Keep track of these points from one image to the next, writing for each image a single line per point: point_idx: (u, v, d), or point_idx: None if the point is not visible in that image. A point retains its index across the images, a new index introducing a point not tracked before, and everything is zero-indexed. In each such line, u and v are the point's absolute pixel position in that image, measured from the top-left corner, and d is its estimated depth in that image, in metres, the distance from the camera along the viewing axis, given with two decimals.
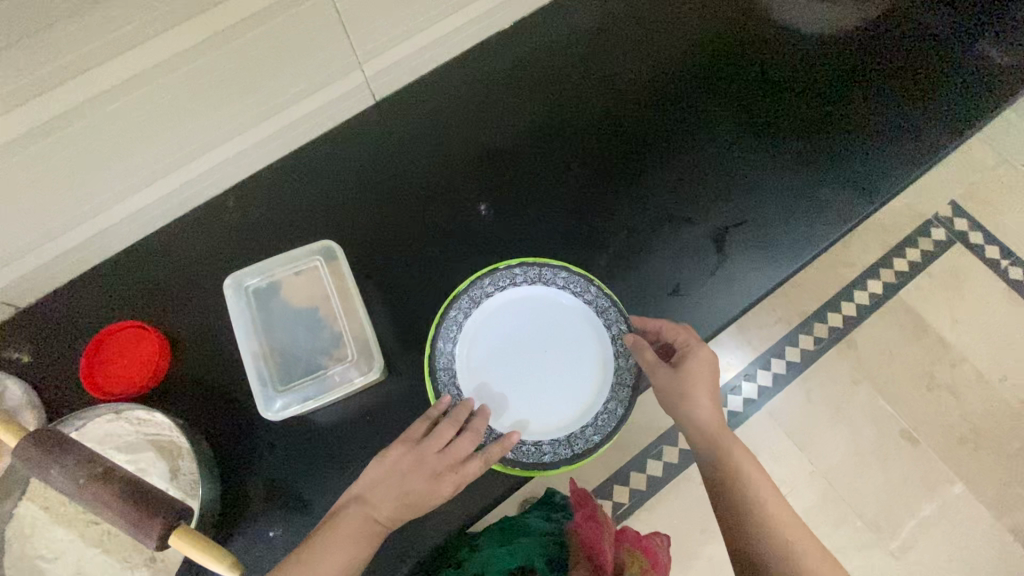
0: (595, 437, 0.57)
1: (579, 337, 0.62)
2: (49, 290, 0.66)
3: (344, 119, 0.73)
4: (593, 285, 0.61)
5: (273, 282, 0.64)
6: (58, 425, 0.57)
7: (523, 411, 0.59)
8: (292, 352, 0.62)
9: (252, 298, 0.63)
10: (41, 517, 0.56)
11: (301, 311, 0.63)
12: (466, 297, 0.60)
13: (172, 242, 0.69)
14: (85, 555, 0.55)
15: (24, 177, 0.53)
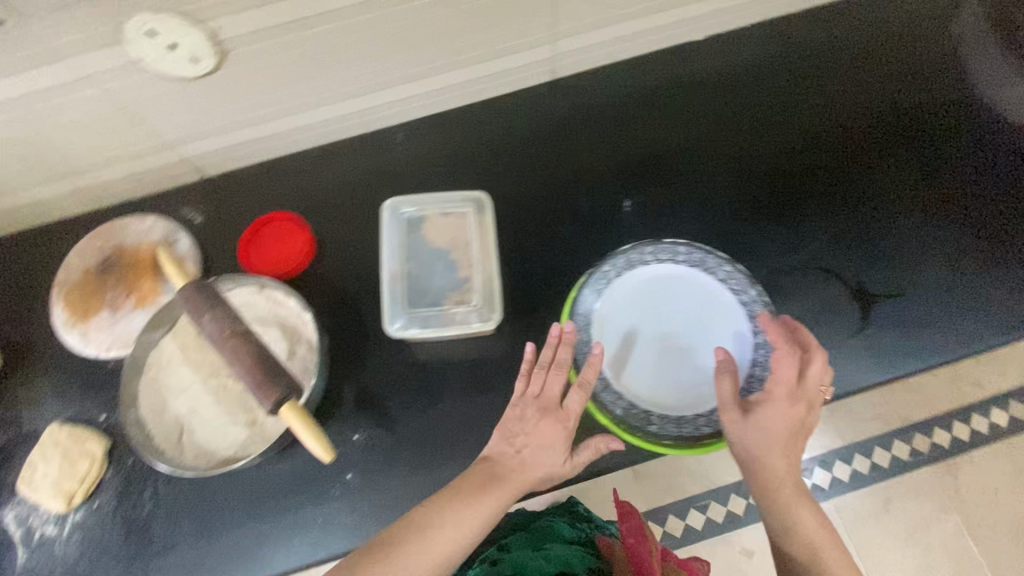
0: (705, 429, 0.55)
1: (723, 330, 0.58)
2: (231, 168, 0.75)
3: (520, 87, 0.76)
4: (756, 288, 0.58)
5: (427, 213, 0.67)
6: (215, 282, 0.64)
7: (642, 382, 0.57)
8: (422, 281, 0.64)
9: (402, 223, 0.66)
10: (176, 354, 0.63)
11: (440, 248, 0.66)
12: (623, 257, 0.61)
13: (339, 157, 0.76)
14: (200, 399, 0.62)
15: (254, 65, 0.60)
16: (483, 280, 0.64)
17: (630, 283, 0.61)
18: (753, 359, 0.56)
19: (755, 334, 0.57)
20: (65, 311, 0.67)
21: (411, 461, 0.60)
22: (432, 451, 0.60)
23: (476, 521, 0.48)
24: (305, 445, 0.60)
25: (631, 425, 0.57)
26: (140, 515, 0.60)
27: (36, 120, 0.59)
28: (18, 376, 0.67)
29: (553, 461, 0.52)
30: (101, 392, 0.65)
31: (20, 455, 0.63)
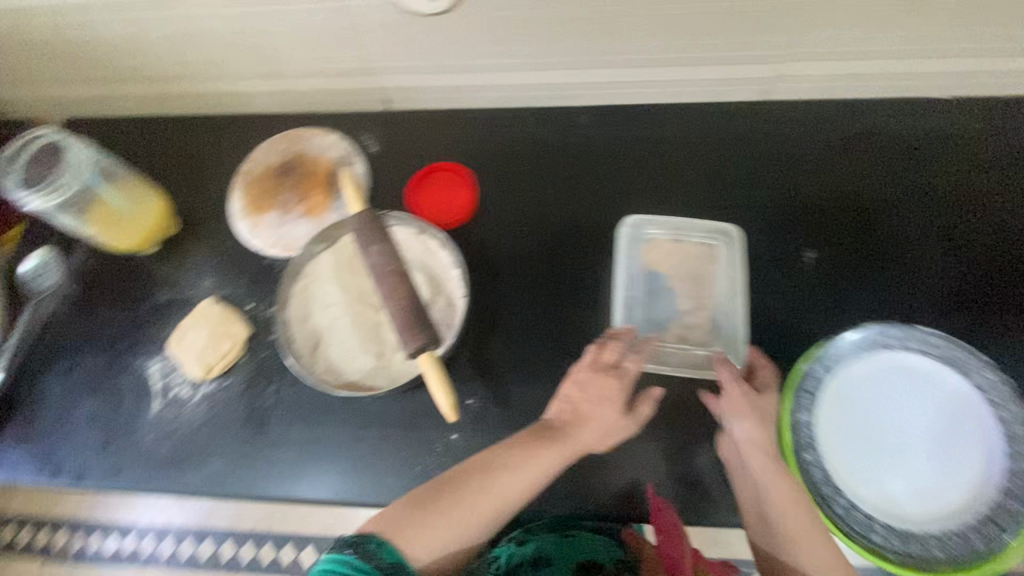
0: (938, 553, 0.46)
1: (963, 444, 0.49)
2: (414, 106, 0.76)
3: (722, 97, 0.71)
4: (1021, 404, 0.48)
5: (669, 239, 0.63)
6: (385, 216, 0.66)
7: (861, 480, 0.50)
8: (655, 313, 0.61)
9: (640, 245, 0.64)
10: (327, 271, 0.66)
11: (676, 280, 0.62)
12: (862, 333, 0.53)
13: (516, 122, 0.74)
14: (337, 318, 0.64)
15: None
16: (725, 322, 0.59)
17: (864, 366, 0.52)
18: (1008, 487, 0.46)
19: (1014, 459, 0.47)
20: (243, 200, 0.72)
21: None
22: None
23: (489, 514, 0.49)
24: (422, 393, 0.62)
25: (820, 499, 0.49)
26: (261, 407, 0.64)
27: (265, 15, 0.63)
28: (188, 245, 0.73)
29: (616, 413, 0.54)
30: (254, 283, 0.70)
31: (176, 317, 0.69)
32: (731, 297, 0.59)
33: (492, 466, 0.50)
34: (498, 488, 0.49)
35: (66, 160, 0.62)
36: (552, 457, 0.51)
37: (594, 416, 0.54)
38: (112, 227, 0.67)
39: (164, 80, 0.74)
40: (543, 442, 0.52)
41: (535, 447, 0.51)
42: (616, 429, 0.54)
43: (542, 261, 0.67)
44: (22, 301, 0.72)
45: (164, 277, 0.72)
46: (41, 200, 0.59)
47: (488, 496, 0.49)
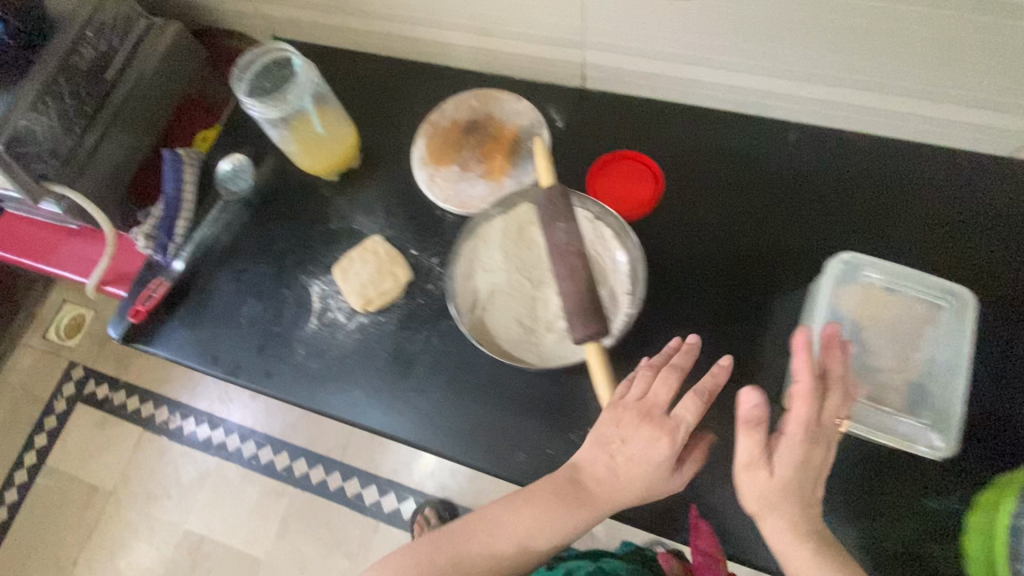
0: None
1: None
2: (609, 90, 0.74)
3: (959, 144, 0.63)
4: None
5: (885, 287, 0.57)
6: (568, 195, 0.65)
7: None
8: (849, 365, 0.56)
9: (853, 285, 0.57)
10: (498, 235, 0.66)
11: (883, 336, 0.56)
12: None
13: (713, 126, 0.70)
14: (499, 284, 0.65)
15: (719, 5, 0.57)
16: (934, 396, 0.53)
17: None
18: None
19: None
20: (425, 147, 0.73)
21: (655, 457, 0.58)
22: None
23: (485, 559, 0.53)
24: (571, 378, 0.61)
25: None
26: (408, 351, 0.65)
27: None
28: (367, 180, 0.75)
29: (663, 452, 0.50)
30: (421, 231, 0.71)
31: (344, 244, 0.72)
32: (953, 369, 0.53)
33: (498, 521, 0.53)
34: (501, 539, 0.53)
35: (293, 78, 0.64)
36: (565, 530, 0.52)
37: (631, 474, 0.51)
38: (304, 150, 0.69)
39: (375, 18, 0.76)
40: (556, 510, 0.52)
41: (552, 510, 0.52)
42: (653, 488, 0.51)
43: (714, 276, 0.64)
44: (212, 198, 0.76)
45: (339, 205, 0.75)
46: (263, 109, 0.62)
47: (484, 552, 0.53)
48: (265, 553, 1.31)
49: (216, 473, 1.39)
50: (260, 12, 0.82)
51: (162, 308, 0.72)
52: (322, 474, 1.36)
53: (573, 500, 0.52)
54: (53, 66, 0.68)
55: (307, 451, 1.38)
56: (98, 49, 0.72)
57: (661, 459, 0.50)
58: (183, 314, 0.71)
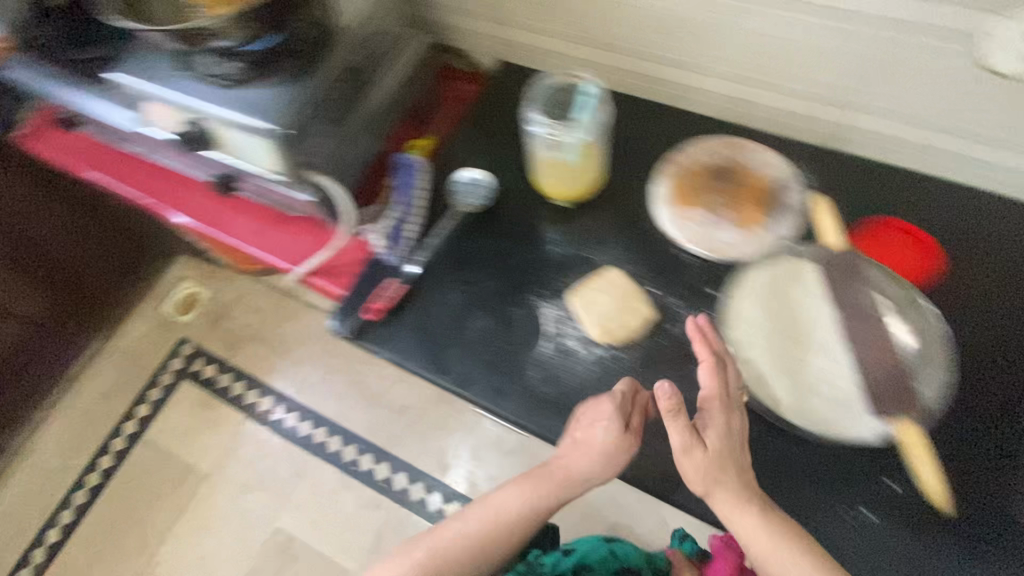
0: None
1: None
2: (862, 153, 0.73)
3: None
4: None
5: None
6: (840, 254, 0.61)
7: None
8: None
9: None
10: (758, 287, 0.64)
11: None
12: None
13: (980, 204, 0.68)
14: (760, 338, 0.61)
15: None
16: None
17: None
18: None
19: None
20: (669, 186, 0.72)
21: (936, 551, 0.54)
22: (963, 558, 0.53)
23: (501, 510, 0.67)
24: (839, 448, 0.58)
25: None
26: (651, 392, 0.63)
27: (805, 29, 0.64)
28: (599, 206, 0.74)
29: (602, 438, 0.58)
30: (661, 268, 0.69)
31: (577, 271, 0.70)
32: None
33: (510, 483, 0.67)
34: (515, 505, 0.66)
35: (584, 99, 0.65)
36: (512, 509, 0.66)
37: (632, 443, 0.59)
38: (553, 177, 0.69)
39: (630, 54, 0.78)
40: (526, 489, 0.66)
41: (535, 486, 0.65)
42: (613, 462, 0.59)
43: (994, 362, 0.60)
44: (443, 206, 0.77)
45: (571, 230, 0.73)
46: (545, 128, 0.65)
47: (499, 516, 0.66)
48: (355, 564, 1.29)
49: (313, 472, 1.38)
50: (506, 35, 0.85)
51: (390, 310, 0.72)
52: (420, 491, 1.34)
53: (529, 478, 0.67)
54: (338, 62, 0.69)
55: (409, 465, 1.37)
56: (371, 52, 0.74)
57: (608, 454, 0.59)
58: (409, 316, 0.71)
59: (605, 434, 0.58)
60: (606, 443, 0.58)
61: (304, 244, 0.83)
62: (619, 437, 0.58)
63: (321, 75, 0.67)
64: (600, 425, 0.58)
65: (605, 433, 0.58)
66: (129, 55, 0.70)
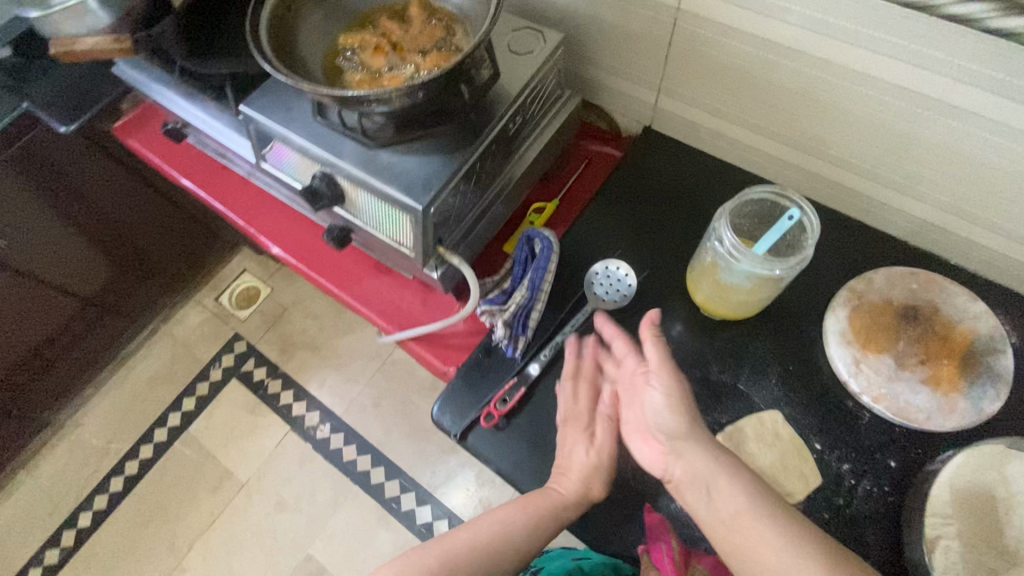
0: None
1: None
2: None
3: None
4: None
5: None
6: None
7: None
8: None
9: None
10: (956, 476, 0.53)
11: None
12: None
13: None
14: (958, 543, 0.51)
15: None
16: None
17: None
18: None
19: None
20: (846, 322, 0.62)
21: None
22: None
23: (490, 536, 0.54)
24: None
25: None
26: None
27: None
28: (756, 330, 0.64)
29: (586, 451, 0.57)
30: (829, 422, 0.59)
31: (727, 406, 0.61)
32: None
33: (509, 504, 0.56)
34: (501, 534, 0.55)
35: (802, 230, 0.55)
36: (513, 527, 0.55)
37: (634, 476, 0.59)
38: (711, 287, 0.60)
39: (817, 155, 0.67)
40: (520, 517, 0.55)
41: (534, 507, 0.55)
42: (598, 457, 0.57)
43: None
44: (575, 300, 0.68)
45: (720, 352, 0.64)
46: (750, 261, 0.53)
47: (489, 546, 0.54)
48: None
49: (352, 501, 1.32)
50: (664, 104, 0.75)
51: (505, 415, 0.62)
52: None
53: (528, 498, 0.56)
54: (498, 131, 0.60)
55: (451, 512, 1.30)
56: (524, 117, 0.65)
57: (598, 468, 0.57)
58: (525, 427, 0.62)
59: (578, 451, 0.57)
60: (574, 463, 0.57)
61: (406, 305, 0.76)
62: (586, 449, 0.57)
63: (476, 147, 0.59)
64: (574, 442, 0.58)
65: (578, 450, 0.57)
66: (266, 87, 0.64)
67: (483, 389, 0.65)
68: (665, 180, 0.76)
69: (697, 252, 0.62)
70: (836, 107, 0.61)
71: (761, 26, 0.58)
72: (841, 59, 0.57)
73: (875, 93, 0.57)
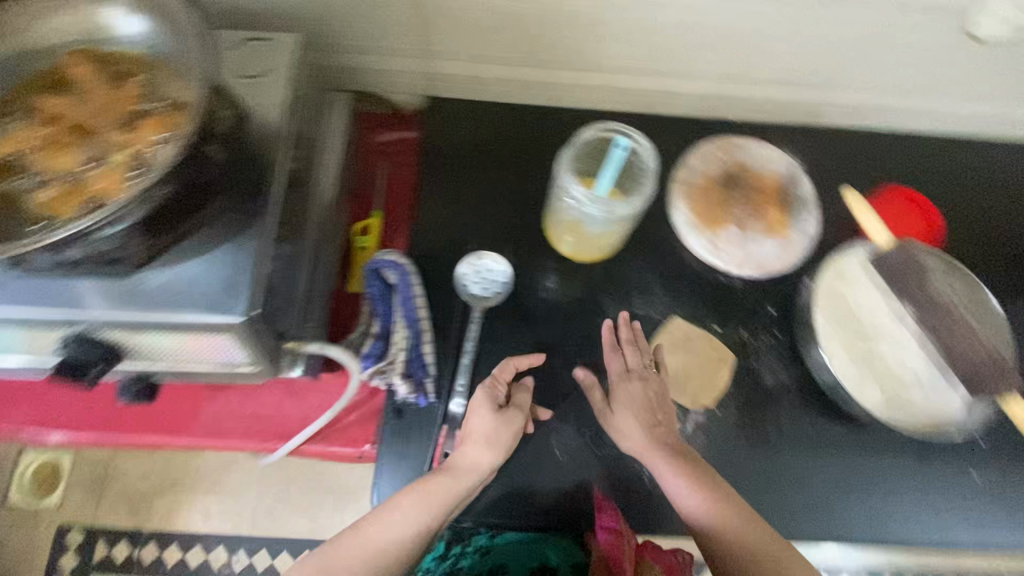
0: None
1: None
2: (839, 123, 0.73)
3: None
4: None
5: None
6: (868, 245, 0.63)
7: None
8: None
9: None
10: (818, 297, 0.62)
11: None
12: None
13: (946, 149, 0.73)
14: (839, 348, 0.61)
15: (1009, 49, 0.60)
16: None
17: None
18: None
19: None
20: (690, 211, 0.66)
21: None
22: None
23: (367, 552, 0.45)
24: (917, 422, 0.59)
25: None
26: (762, 446, 0.61)
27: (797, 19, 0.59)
28: (626, 254, 0.66)
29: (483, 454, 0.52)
30: (715, 303, 0.65)
31: (637, 334, 0.63)
32: None
33: (405, 493, 0.49)
34: (387, 541, 0.46)
35: (637, 163, 0.55)
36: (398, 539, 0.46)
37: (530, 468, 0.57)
38: (574, 235, 0.60)
39: (599, 69, 0.68)
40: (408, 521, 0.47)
41: (428, 504, 0.48)
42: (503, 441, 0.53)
43: (1000, 294, 0.68)
44: (458, 314, 0.61)
45: (609, 289, 0.65)
46: (608, 209, 0.52)
47: (378, 551, 0.46)
48: None
49: None
50: (436, 68, 0.68)
51: None
52: None
53: (421, 492, 0.49)
54: (283, 179, 0.48)
55: None
56: (299, 148, 0.53)
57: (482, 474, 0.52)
58: None
59: (479, 424, 0.53)
60: (471, 444, 0.52)
61: (274, 411, 0.63)
62: (489, 424, 0.53)
63: (268, 213, 0.46)
64: (479, 412, 0.54)
65: (482, 421, 0.53)
66: None
67: (415, 456, 0.57)
68: (477, 144, 0.69)
69: (551, 205, 0.60)
70: (602, 20, 0.60)
71: None
72: None
73: None
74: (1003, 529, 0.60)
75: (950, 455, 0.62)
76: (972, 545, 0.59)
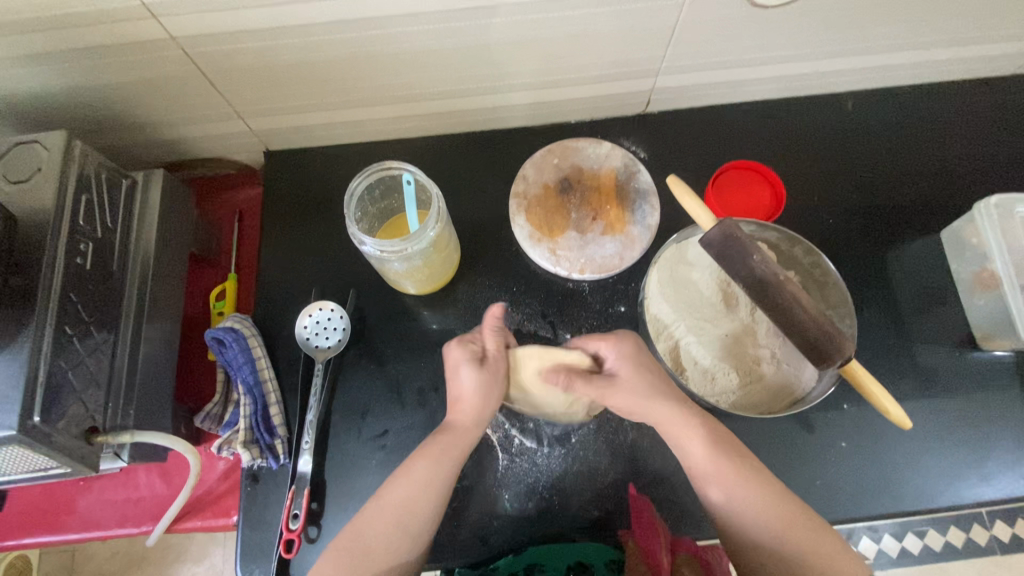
0: None
1: None
2: (677, 107, 0.72)
3: (977, 74, 0.71)
4: None
5: (1004, 219, 0.61)
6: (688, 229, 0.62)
7: None
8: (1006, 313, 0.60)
9: (991, 219, 0.61)
10: (654, 286, 0.62)
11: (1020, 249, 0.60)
12: None
13: (784, 116, 0.72)
14: (681, 338, 0.61)
15: (804, 23, 0.57)
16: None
17: None
18: None
19: None
20: (528, 222, 0.65)
21: (893, 445, 0.61)
22: (912, 440, 0.61)
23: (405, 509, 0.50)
24: (765, 402, 0.59)
25: None
26: (625, 450, 0.61)
27: (574, 35, 0.56)
28: (474, 278, 0.66)
29: (478, 408, 0.56)
30: (566, 311, 0.65)
31: None
32: None
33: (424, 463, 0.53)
34: (418, 496, 0.51)
35: (422, 195, 0.58)
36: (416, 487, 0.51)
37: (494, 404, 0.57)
38: (413, 277, 0.58)
39: (411, 102, 0.64)
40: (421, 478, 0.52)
41: (444, 461, 0.53)
42: (488, 397, 0.56)
43: (854, 250, 0.68)
44: (303, 368, 0.62)
45: (459, 317, 0.64)
46: (399, 249, 0.52)
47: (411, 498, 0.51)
48: None
49: None
50: (248, 128, 0.66)
51: (309, 524, 0.58)
52: None
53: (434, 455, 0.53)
54: (58, 278, 0.48)
55: None
56: (94, 239, 0.52)
57: (479, 407, 0.56)
58: (340, 516, 0.58)
59: (467, 383, 0.56)
60: (471, 398, 0.56)
61: (147, 494, 0.64)
62: (479, 383, 0.56)
63: (39, 320, 0.46)
64: (462, 373, 0.56)
65: (466, 381, 0.56)
66: None
67: (269, 521, 0.58)
68: (312, 193, 0.69)
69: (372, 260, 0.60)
70: (382, 69, 0.58)
71: (245, 42, 0.51)
72: (335, 34, 0.51)
73: (396, 47, 0.54)
74: (877, 494, 0.60)
75: (819, 425, 0.62)
76: (850, 514, 0.59)
